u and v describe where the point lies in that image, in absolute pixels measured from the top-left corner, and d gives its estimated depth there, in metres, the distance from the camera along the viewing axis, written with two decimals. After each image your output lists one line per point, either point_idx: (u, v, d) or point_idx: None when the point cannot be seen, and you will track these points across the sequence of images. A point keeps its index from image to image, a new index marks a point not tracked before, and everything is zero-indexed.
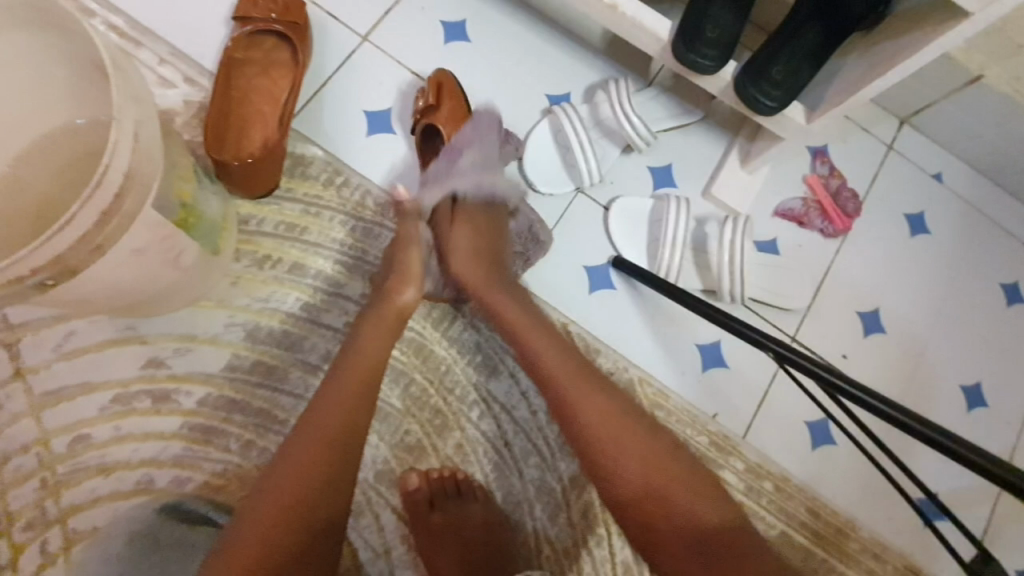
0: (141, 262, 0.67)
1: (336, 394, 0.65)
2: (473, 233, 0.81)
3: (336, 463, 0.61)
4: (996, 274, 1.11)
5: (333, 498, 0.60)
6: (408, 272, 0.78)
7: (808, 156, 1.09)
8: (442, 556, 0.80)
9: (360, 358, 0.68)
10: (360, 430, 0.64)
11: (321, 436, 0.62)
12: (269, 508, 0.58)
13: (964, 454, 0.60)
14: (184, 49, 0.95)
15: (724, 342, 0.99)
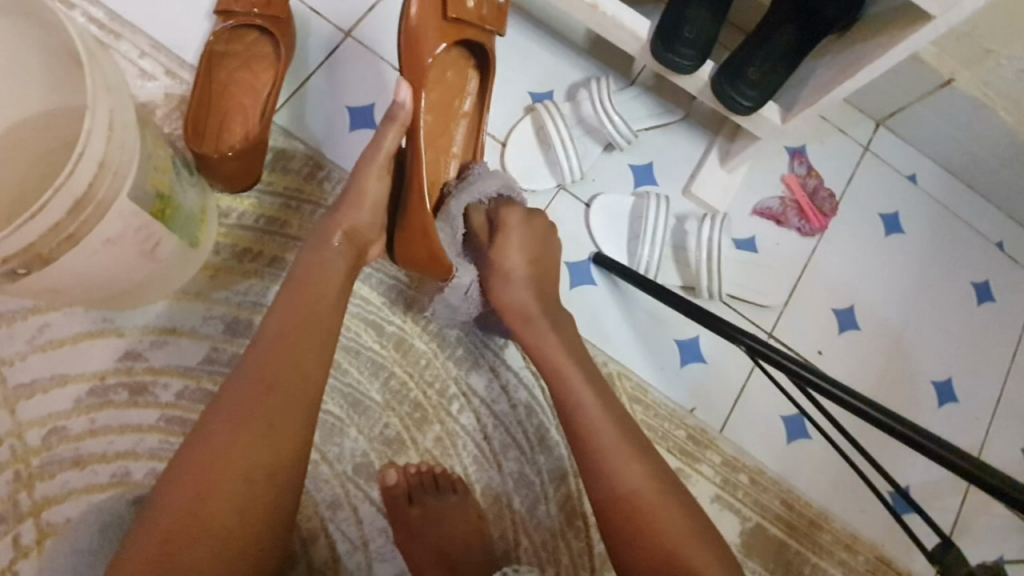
0: (117, 252, 0.66)
1: (272, 339, 0.65)
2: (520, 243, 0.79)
3: (277, 408, 0.61)
4: (967, 273, 1.14)
5: (278, 440, 0.60)
6: (361, 196, 0.74)
7: (786, 156, 1.11)
8: (420, 550, 0.80)
9: (304, 300, 0.68)
10: (306, 372, 0.64)
11: (257, 386, 0.62)
12: (207, 456, 0.58)
13: (947, 457, 0.62)
14: (165, 42, 0.95)
15: (701, 337, 1.00)
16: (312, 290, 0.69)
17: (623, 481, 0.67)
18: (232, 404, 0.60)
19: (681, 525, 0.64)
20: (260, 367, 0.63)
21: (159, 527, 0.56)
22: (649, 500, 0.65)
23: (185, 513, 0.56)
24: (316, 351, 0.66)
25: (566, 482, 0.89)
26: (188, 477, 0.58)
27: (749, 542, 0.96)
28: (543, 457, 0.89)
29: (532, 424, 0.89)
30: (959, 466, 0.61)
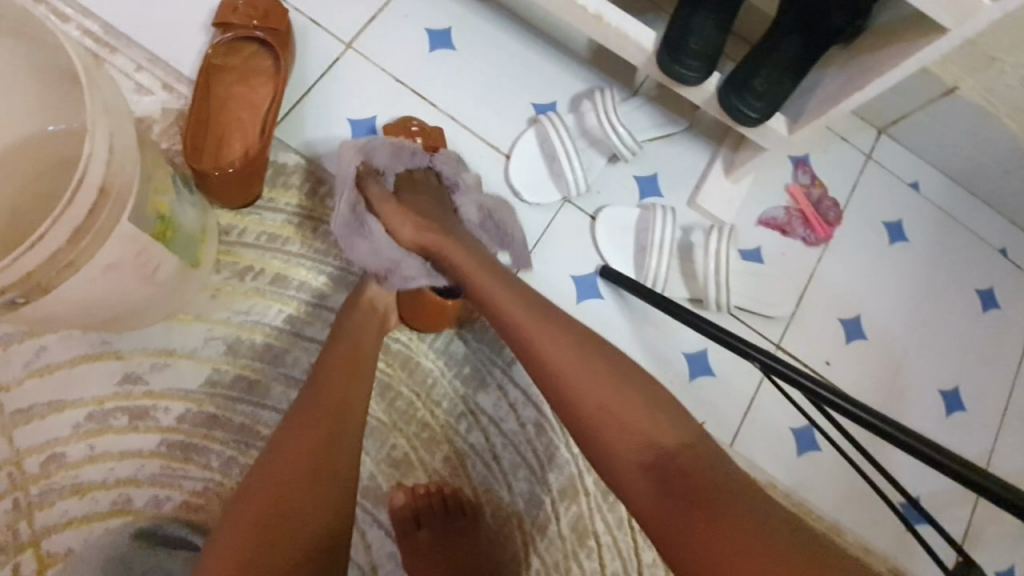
0: (117, 277, 0.64)
1: (326, 375, 0.69)
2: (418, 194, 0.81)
3: (338, 423, 0.64)
4: (972, 280, 1.14)
5: (341, 449, 0.62)
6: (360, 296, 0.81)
7: (790, 165, 1.10)
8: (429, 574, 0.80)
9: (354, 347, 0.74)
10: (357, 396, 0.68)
11: (319, 407, 0.65)
12: (282, 466, 0.58)
13: (954, 469, 0.61)
14: (162, 56, 0.93)
15: (710, 350, 0.99)
16: (349, 342, 0.74)
17: (575, 373, 0.61)
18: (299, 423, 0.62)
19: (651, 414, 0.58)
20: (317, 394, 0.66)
21: (235, 539, 0.54)
22: (610, 392, 0.59)
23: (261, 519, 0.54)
24: (361, 382, 0.70)
25: (577, 501, 0.87)
26: (250, 514, 0.55)
27: None
28: (553, 475, 0.87)
29: (541, 442, 0.88)
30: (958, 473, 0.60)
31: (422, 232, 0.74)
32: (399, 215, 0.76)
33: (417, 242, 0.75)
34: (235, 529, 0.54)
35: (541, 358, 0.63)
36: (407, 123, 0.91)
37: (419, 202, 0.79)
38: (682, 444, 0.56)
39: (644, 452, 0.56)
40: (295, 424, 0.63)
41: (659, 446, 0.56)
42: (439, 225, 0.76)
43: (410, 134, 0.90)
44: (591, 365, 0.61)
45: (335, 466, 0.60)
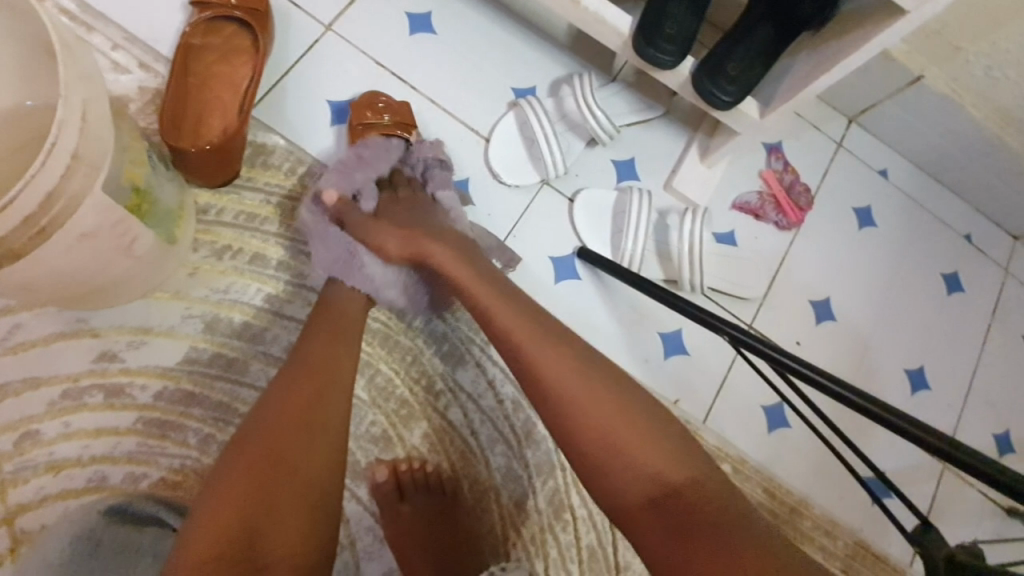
0: (92, 248, 0.64)
1: (313, 340, 0.70)
2: (405, 205, 0.83)
3: (327, 380, 0.65)
4: (938, 265, 1.18)
5: (330, 404, 0.63)
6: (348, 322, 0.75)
7: (763, 152, 1.13)
8: (408, 545, 0.81)
9: (339, 314, 0.75)
10: (343, 355, 0.69)
11: (307, 368, 0.66)
12: (275, 421, 0.60)
13: (916, 433, 0.63)
14: (139, 35, 0.92)
15: (684, 330, 1.02)
16: (334, 311, 0.76)
17: (637, 453, 0.58)
18: (290, 382, 0.64)
19: (666, 452, 0.58)
20: (305, 356, 0.68)
21: (230, 487, 0.55)
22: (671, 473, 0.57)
23: (257, 466, 0.56)
24: (348, 344, 0.71)
25: (553, 476, 0.89)
26: (245, 464, 0.57)
27: None
28: (531, 451, 0.89)
29: (519, 419, 0.90)
30: (934, 446, 0.61)
31: (410, 243, 0.76)
32: (382, 232, 0.77)
33: (405, 254, 0.76)
34: (225, 488, 0.55)
35: (590, 425, 0.60)
36: (373, 100, 0.92)
37: (398, 211, 0.81)
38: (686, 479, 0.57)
39: (650, 488, 0.56)
40: (286, 381, 0.65)
41: (667, 483, 0.56)
42: (421, 230, 0.77)
43: (377, 114, 0.91)
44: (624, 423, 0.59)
45: (325, 424, 0.62)
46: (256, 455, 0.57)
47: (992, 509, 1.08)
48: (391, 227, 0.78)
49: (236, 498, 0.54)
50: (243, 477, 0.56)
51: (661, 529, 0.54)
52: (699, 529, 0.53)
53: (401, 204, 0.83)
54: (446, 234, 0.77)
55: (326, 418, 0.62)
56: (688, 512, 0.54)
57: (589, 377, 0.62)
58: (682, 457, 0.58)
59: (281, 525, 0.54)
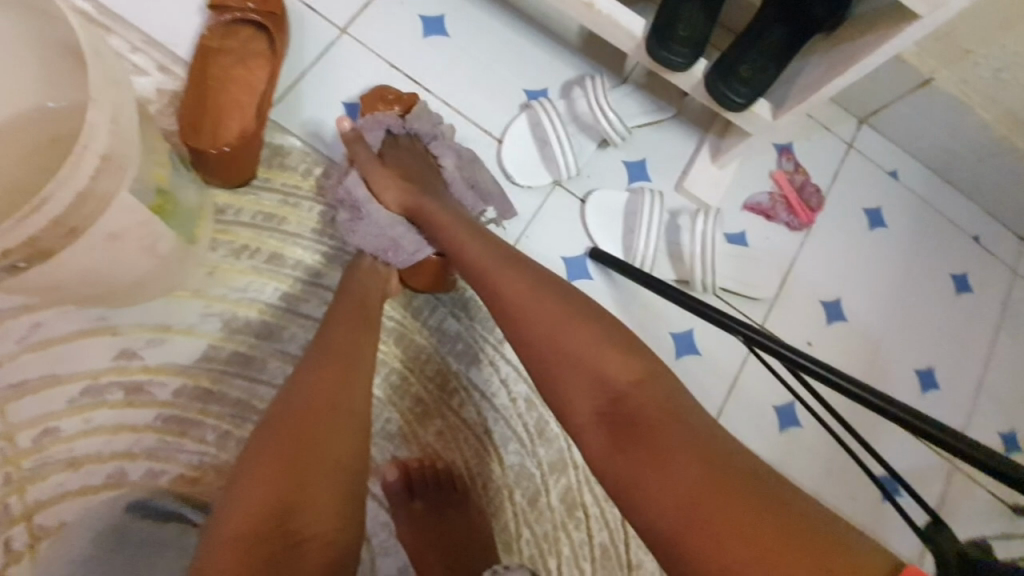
0: (118, 248, 0.65)
1: (336, 328, 0.70)
2: (404, 157, 0.85)
3: (351, 367, 0.65)
4: (947, 265, 1.18)
5: (355, 391, 0.63)
6: (367, 302, 0.76)
7: (774, 153, 1.14)
8: (422, 541, 0.81)
9: (358, 300, 0.76)
10: (365, 344, 0.70)
11: (332, 355, 0.66)
12: (304, 405, 0.60)
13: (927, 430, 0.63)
14: (157, 38, 0.93)
15: (696, 330, 1.02)
16: (354, 297, 0.76)
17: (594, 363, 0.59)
18: (316, 367, 0.64)
19: (612, 353, 0.59)
20: (329, 343, 0.68)
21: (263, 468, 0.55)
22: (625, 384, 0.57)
23: (289, 447, 0.56)
24: (370, 334, 0.72)
25: (566, 474, 0.90)
26: (275, 445, 0.56)
27: None
28: (543, 449, 0.90)
29: (532, 417, 0.90)
30: (948, 443, 0.61)
31: (405, 195, 0.79)
32: (384, 182, 0.80)
33: (402, 206, 0.79)
34: (256, 473, 0.54)
35: (551, 346, 0.61)
36: (382, 93, 0.90)
37: (401, 164, 0.83)
38: (632, 379, 0.57)
39: (594, 389, 0.58)
40: (312, 366, 0.65)
41: (613, 386, 0.58)
42: (419, 186, 0.80)
43: (388, 106, 0.89)
44: (576, 330, 0.61)
45: (352, 410, 0.62)
46: (286, 438, 0.56)
47: (1002, 509, 1.08)
48: (392, 177, 0.80)
49: (269, 481, 0.53)
50: (275, 460, 0.55)
51: (602, 425, 0.57)
52: (638, 426, 0.55)
53: (402, 155, 0.85)
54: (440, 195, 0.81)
55: (352, 404, 0.62)
56: (626, 408, 0.56)
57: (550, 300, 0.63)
58: (634, 359, 0.59)
59: (315, 512, 0.53)
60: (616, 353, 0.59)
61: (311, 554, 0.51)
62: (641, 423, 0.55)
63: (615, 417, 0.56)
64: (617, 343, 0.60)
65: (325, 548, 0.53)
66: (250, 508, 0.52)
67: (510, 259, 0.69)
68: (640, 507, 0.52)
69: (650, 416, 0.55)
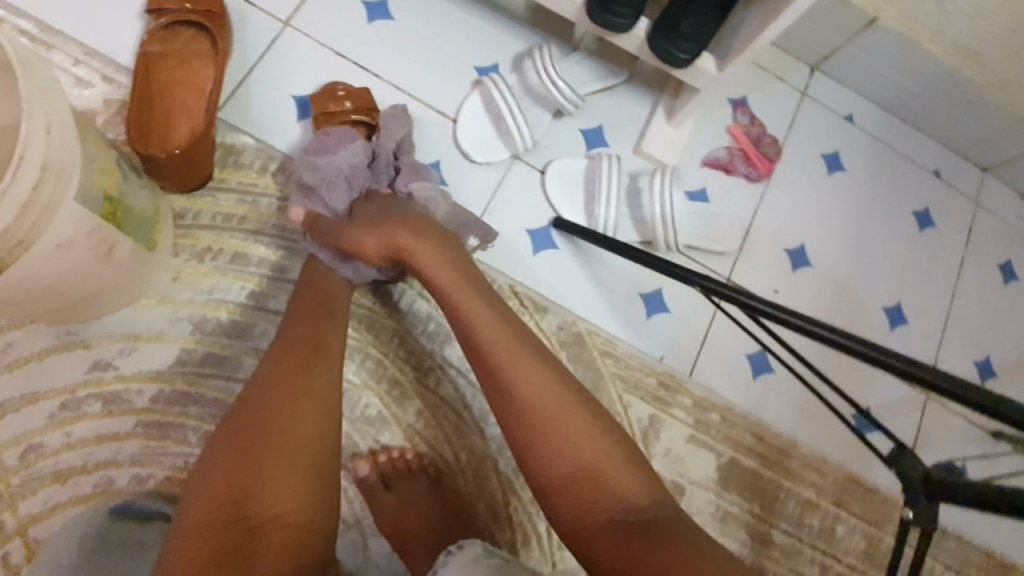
0: (72, 258, 0.65)
1: (297, 318, 0.72)
2: (372, 202, 0.82)
3: (309, 355, 0.67)
4: (908, 203, 1.20)
5: (313, 378, 0.65)
6: (326, 295, 0.77)
7: (729, 108, 1.15)
8: (404, 524, 0.84)
9: (316, 289, 0.77)
10: (325, 330, 0.71)
11: (291, 345, 0.68)
12: (261, 399, 0.63)
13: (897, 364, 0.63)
14: (97, 48, 0.93)
15: (664, 289, 1.04)
16: (314, 287, 0.77)
17: (617, 490, 0.62)
18: (275, 360, 0.67)
19: (623, 470, 0.63)
20: (287, 335, 0.70)
21: (220, 462, 0.58)
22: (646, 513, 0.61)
23: (246, 440, 0.59)
24: (329, 320, 0.73)
25: None
26: (232, 440, 0.60)
27: (725, 477, 1.00)
28: None
29: None
30: (922, 376, 0.61)
31: (385, 241, 0.76)
32: (358, 236, 0.77)
33: (386, 250, 0.76)
34: (215, 465, 0.58)
35: (579, 466, 0.63)
36: (333, 90, 0.93)
37: (370, 208, 0.81)
38: (638, 491, 0.62)
39: (607, 498, 0.62)
40: (273, 358, 0.67)
41: (634, 508, 0.61)
42: (400, 224, 0.77)
43: (337, 102, 0.92)
44: (599, 448, 0.64)
45: (313, 394, 0.64)
46: (244, 430, 0.60)
47: (976, 432, 1.12)
48: (364, 227, 0.78)
49: (226, 474, 0.57)
50: (232, 452, 0.59)
51: (614, 535, 0.59)
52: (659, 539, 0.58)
53: (370, 200, 0.83)
54: (426, 227, 0.77)
55: (314, 387, 0.64)
56: (646, 525, 0.59)
57: (585, 420, 0.65)
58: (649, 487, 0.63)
59: (274, 494, 0.56)
60: (630, 473, 0.63)
61: (270, 534, 0.55)
62: (655, 533, 0.59)
63: (629, 525, 0.60)
64: (626, 459, 0.64)
65: (285, 528, 0.56)
66: (208, 501, 0.56)
67: (534, 357, 0.69)
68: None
69: (665, 531, 0.59)
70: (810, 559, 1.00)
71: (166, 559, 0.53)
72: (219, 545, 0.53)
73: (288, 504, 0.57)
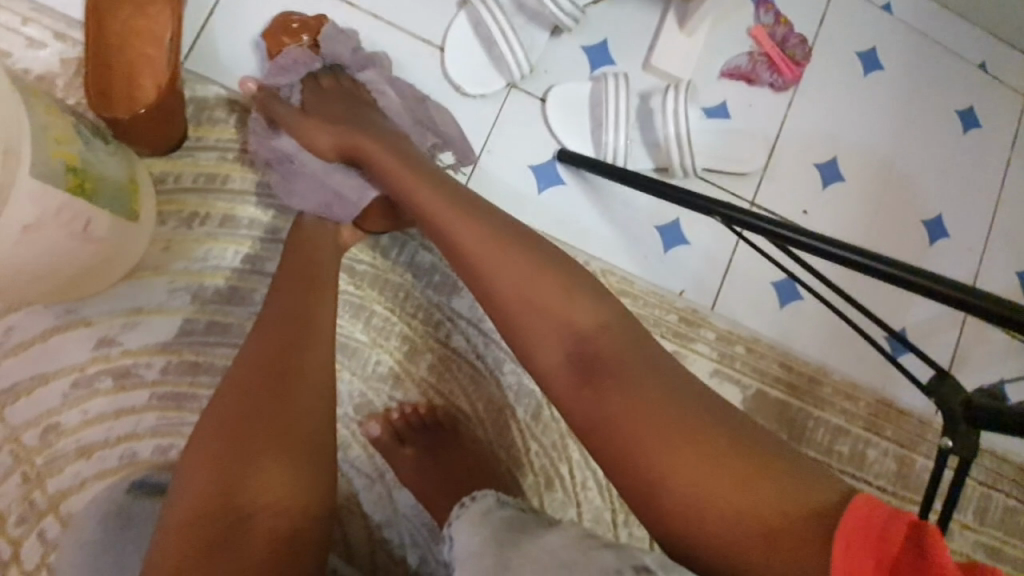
0: (44, 238, 0.62)
1: (284, 292, 0.68)
2: (334, 97, 0.78)
3: (298, 333, 0.63)
4: (951, 102, 1.08)
5: (305, 360, 0.62)
6: (320, 269, 0.72)
7: (750, 7, 1.02)
8: (421, 480, 0.83)
9: (305, 262, 0.72)
10: (318, 306, 0.67)
11: (280, 321, 0.64)
12: (246, 380, 0.59)
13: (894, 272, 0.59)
14: (45, 2, 0.84)
15: (682, 219, 0.97)
16: (303, 258, 0.72)
17: (575, 327, 0.58)
18: (262, 337, 0.63)
19: (589, 309, 0.59)
20: (275, 309, 0.66)
21: (206, 448, 0.56)
22: (603, 345, 0.57)
23: (231, 425, 0.56)
24: (321, 294, 0.69)
25: None
26: (216, 424, 0.57)
27: (753, 408, 0.97)
28: None
29: None
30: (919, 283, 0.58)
31: (340, 138, 0.74)
32: (312, 130, 0.76)
33: (336, 148, 0.75)
34: (201, 453, 0.56)
35: (528, 310, 0.59)
36: (287, 25, 0.85)
37: (331, 103, 0.78)
38: (597, 325, 0.58)
39: (567, 339, 0.58)
40: (260, 335, 0.63)
41: (585, 339, 0.57)
42: (352, 124, 0.74)
43: (293, 36, 0.84)
44: (565, 295, 0.59)
45: (302, 371, 0.61)
46: (229, 414, 0.57)
47: (1018, 347, 1.06)
48: (319, 123, 0.76)
49: (212, 462, 0.55)
50: (216, 437, 0.56)
51: (572, 373, 0.57)
52: (617, 379, 0.55)
53: (333, 96, 0.79)
54: (378, 130, 0.74)
55: (303, 366, 0.61)
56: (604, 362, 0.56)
57: (526, 261, 0.60)
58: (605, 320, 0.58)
59: (261, 484, 0.54)
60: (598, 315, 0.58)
61: (262, 524, 0.53)
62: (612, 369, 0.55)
63: (585, 367, 0.57)
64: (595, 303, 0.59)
65: (278, 514, 0.54)
66: (195, 490, 0.54)
67: (469, 207, 0.65)
68: (615, 462, 0.54)
69: (623, 366, 0.56)
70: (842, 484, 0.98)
71: (159, 546, 0.53)
72: (208, 538, 0.52)
73: (279, 492, 0.54)
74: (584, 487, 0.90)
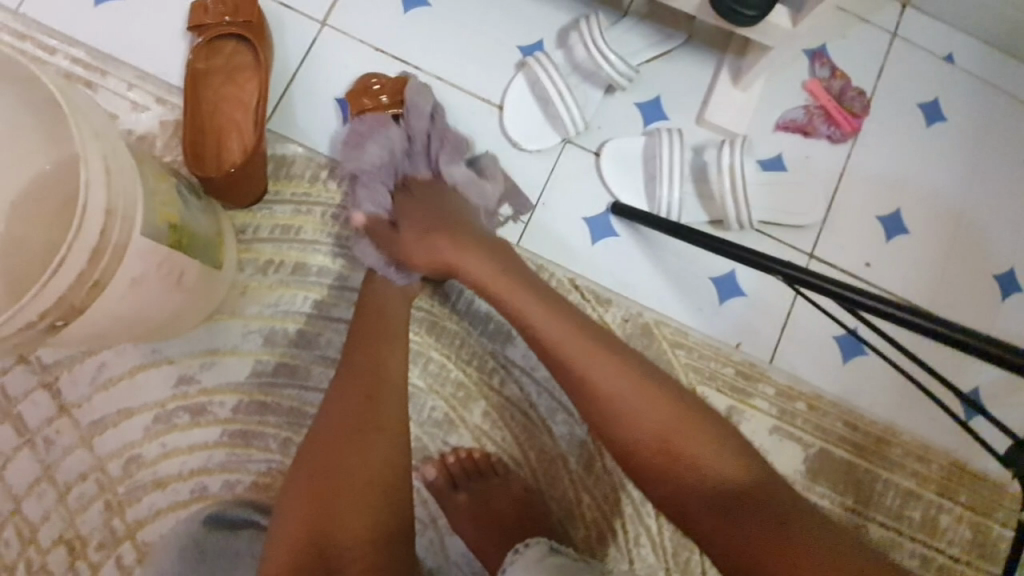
0: (145, 290, 0.68)
1: (360, 347, 0.72)
2: (424, 206, 0.80)
3: (377, 387, 0.67)
4: (1019, 152, 1.04)
5: (382, 414, 0.65)
6: (386, 316, 0.76)
7: (806, 60, 1.03)
8: (475, 528, 0.83)
9: (378, 313, 0.76)
10: (389, 358, 0.71)
11: (358, 376, 0.68)
12: (332, 436, 0.63)
13: (961, 338, 0.57)
14: (151, 71, 0.95)
15: (737, 270, 0.97)
16: (375, 310, 0.77)
17: (648, 419, 0.65)
18: (343, 392, 0.67)
19: (650, 397, 0.66)
20: (352, 363, 0.70)
21: (298, 502, 0.60)
22: (673, 434, 0.64)
23: (319, 480, 0.60)
24: (393, 345, 0.72)
25: None
26: (308, 479, 0.61)
27: (815, 468, 0.93)
28: None
29: None
30: (976, 346, 0.57)
31: (435, 256, 0.77)
32: (409, 245, 0.78)
33: (428, 265, 0.77)
34: (295, 506, 0.60)
35: (600, 398, 0.67)
36: (367, 84, 0.90)
37: (422, 211, 0.80)
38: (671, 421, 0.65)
39: (643, 433, 0.65)
40: (342, 389, 0.67)
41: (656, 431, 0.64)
42: (448, 245, 0.76)
43: (373, 98, 0.88)
44: (592, 360, 0.68)
45: (381, 426, 0.64)
46: (316, 469, 0.61)
47: None
48: (414, 236, 0.78)
49: (306, 515, 0.58)
50: (308, 490, 0.60)
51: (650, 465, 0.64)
52: (678, 455, 0.63)
53: (421, 201, 0.81)
54: (470, 238, 0.77)
55: (381, 420, 0.65)
56: (652, 437, 0.65)
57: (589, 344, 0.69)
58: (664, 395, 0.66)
59: (347, 536, 0.57)
60: (638, 389, 0.66)
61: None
62: (688, 465, 0.62)
63: (663, 456, 0.64)
64: (649, 386, 0.66)
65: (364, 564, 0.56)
66: (290, 543, 0.57)
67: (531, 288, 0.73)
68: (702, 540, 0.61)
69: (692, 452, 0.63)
70: (912, 552, 0.92)
71: None
72: None
73: (362, 543, 0.57)
74: (636, 542, 0.88)
